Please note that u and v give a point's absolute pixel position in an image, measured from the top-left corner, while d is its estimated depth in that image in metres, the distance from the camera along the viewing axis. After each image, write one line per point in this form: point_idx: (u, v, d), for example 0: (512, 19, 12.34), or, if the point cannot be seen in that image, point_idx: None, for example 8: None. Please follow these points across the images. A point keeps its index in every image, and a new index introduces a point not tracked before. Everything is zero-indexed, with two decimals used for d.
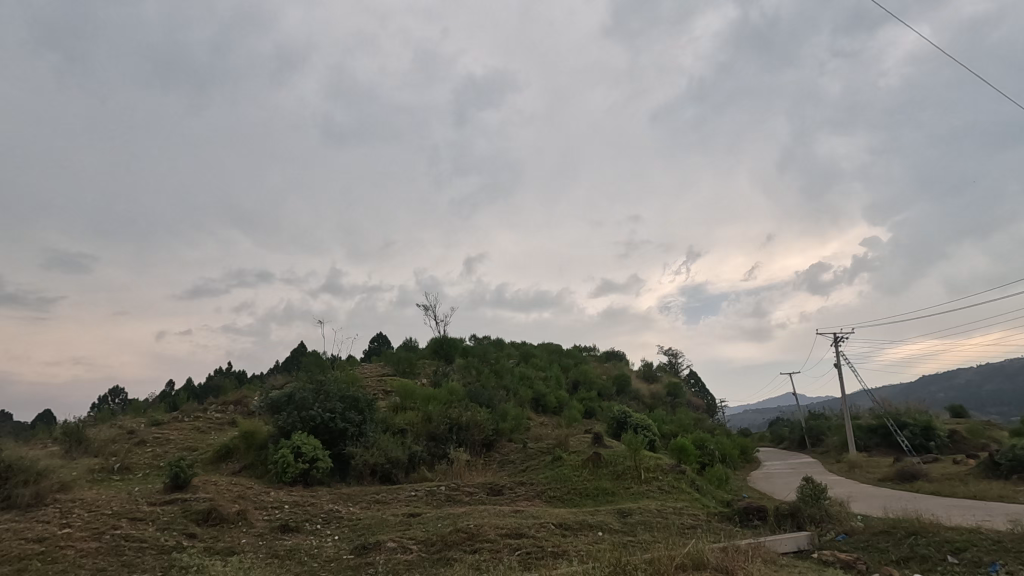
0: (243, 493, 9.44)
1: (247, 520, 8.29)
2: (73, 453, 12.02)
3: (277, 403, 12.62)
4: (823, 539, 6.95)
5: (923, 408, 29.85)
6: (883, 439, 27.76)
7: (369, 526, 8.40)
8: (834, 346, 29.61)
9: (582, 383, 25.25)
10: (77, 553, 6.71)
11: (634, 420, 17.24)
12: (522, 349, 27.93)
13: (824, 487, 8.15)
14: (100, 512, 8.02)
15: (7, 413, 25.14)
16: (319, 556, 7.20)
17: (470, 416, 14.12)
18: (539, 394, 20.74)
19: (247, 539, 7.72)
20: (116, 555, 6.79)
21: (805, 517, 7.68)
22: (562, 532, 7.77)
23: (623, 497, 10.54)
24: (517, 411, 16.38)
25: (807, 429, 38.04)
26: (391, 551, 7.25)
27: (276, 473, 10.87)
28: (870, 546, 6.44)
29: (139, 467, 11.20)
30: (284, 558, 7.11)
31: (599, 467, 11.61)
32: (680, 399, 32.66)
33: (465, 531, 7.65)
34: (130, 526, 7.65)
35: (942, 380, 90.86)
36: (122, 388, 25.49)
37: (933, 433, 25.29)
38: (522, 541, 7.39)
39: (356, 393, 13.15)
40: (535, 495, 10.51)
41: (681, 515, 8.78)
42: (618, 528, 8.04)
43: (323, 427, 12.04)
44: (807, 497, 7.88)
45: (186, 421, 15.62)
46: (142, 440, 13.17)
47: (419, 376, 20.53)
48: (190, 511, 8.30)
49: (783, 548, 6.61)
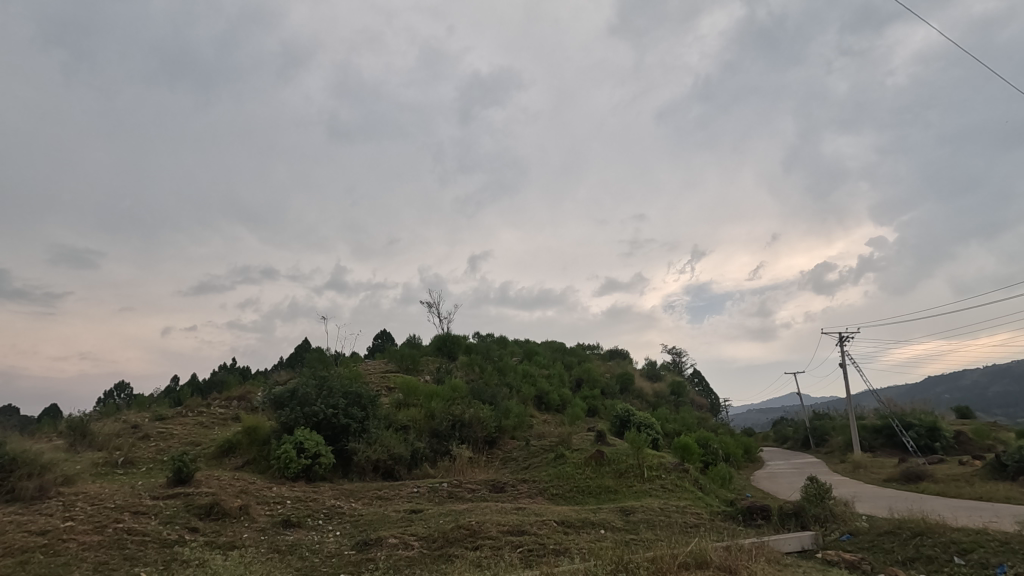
0: (246, 488, 9.45)
1: (249, 515, 8.29)
2: (77, 447, 12.07)
3: (280, 398, 12.63)
4: (828, 538, 6.90)
5: (928, 409, 29.72)
6: (888, 439, 27.59)
7: (371, 522, 8.39)
8: (840, 346, 29.48)
9: (585, 381, 25.19)
10: (79, 547, 6.73)
11: (637, 419, 17.19)
12: (525, 347, 27.92)
13: (829, 487, 8.08)
14: (103, 506, 8.03)
15: (14, 408, 25.28)
16: (320, 552, 7.19)
17: (473, 413, 14.10)
18: (542, 392, 20.71)
19: (248, 534, 7.73)
20: (118, 549, 6.80)
21: (809, 516, 7.62)
22: (564, 529, 7.73)
23: (625, 495, 10.50)
24: (520, 409, 16.36)
25: (812, 429, 37.84)
26: (392, 547, 7.24)
27: (278, 468, 10.88)
28: (875, 546, 6.38)
29: (143, 462, 11.23)
30: (285, 553, 7.10)
31: (602, 465, 11.57)
32: (684, 398, 32.56)
33: (466, 528, 7.63)
34: (132, 520, 7.66)
35: (947, 381, 90.27)
36: (128, 384, 25.61)
37: (939, 434, 25.11)
38: (524, 538, 7.36)
39: (359, 390, 13.15)
40: (537, 493, 10.48)
41: (684, 513, 8.73)
42: (620, 526, 8.00)
43: (326, 423, 12.05)
44: (811, 497, 7.82)
45: (190, 417, 15.66)
46: (146, 435, 13.21)
47: (422, 373, 20.55)
48: (193, 505, 8.31)
49: (787, 548, 6.55)
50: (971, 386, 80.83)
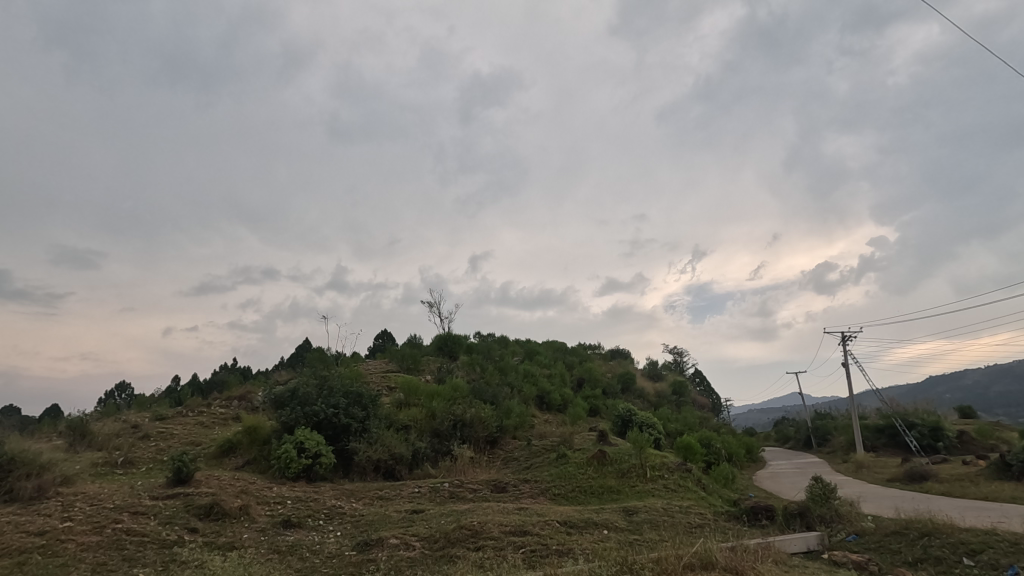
0: (246, 488, 9.38)
1: (249, 515, 8.23)
2: (77, 447, 12.02)
3: (281, 398, 12.58)
4: (834, 539, 6.82)
5: (931, 408, 29.62)
6: (890, 439, 27.50)
7: (372, 522, 8.32)
8: (842, 345, 29.40)
9: (587, 381, 25.12)
10: (77, 547, 6.66)
11: (639, 418, 17.12)
12: (526, 346, 27.85)
13: (834, 487, 8.00)
14: (102, 506, 7.97)
15: (15, 408, 25.29)
16: (321, 552, 7.12)
17: (474, 413, 14.03)
18: (543, 392, 20.64)
19: (248, 535, 7.67)
20: (116, 549, 6.74)
21: (814, 517, 7.54)
22: (567, 530, 7.66)
23: (628, 496, 10.42)
24: (521, 408, 16.30)
25: (813, 429, 37.73)
26: (393, 548, 7.17)
27: (279, 468, 10.81)
28: (882, 547, 6.30)
29: (142, 462, 11.18)
30: (285, 554, 7.03)
31: (604, 465, 11.48)
32: (685, 398, 32.47)
33: (468, 528, 7.56)
34: (132, 520, 7.60)
35: (949, 381, 90.14)
36: (129, 384, 25.58)
37: (941, 434, 25.01)
38: (526, 539, 7.29)
39: (359, 389, 13.09)
40: (539, 493, 10.41)
41: (688, 514, 8.64)
42: (623, 526, 7.92)
43: (326, 422, 11.98)
44: (816, 497, 7.74)
45: (191, 416, 15.59)
46: (146, 435, 13.16)
47: (423, 372, 20.50)
48: (192, 505, 8.25)
49: (793, 548, 6.48)
50: (973, 386, 80.69)
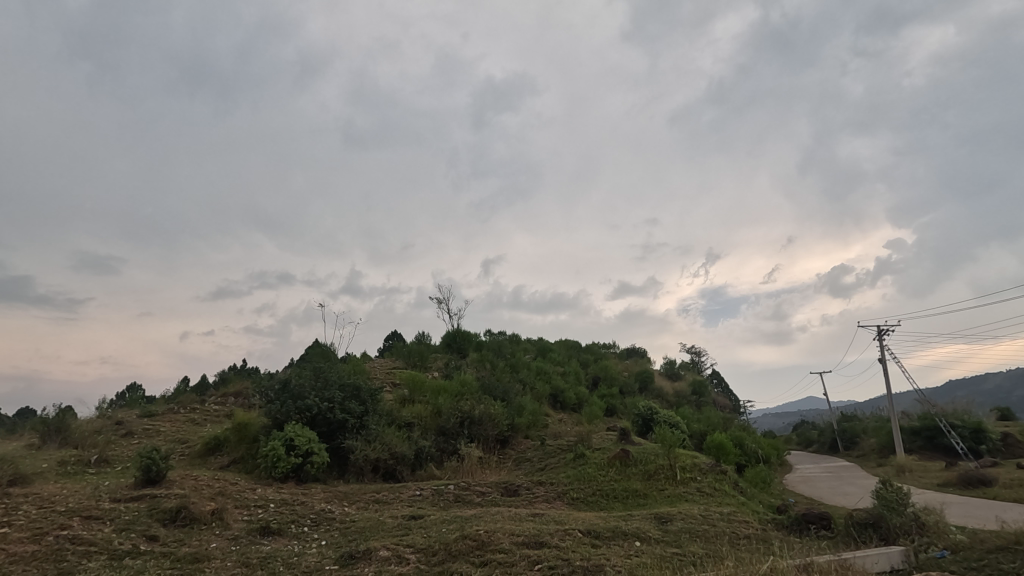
0: (224, 490, 8.25)
1: (222, 521, 7.14)
2: (52, 444, 11.05)
3: (272, 389, 11.46)
4: (922, 556, 5.56)
5: (970, 408, 27.92)
6: (929, 441, 25.83)
7: (363, 530, 7.20)
8: (878, 340, 27.48)
9: (603, 379, 23.78)
10: (6, 559, 5.59)
11: (661, 417, 15.83)
12: (540, 344, 26.59)
13: (909, 492, 6.68)
14: (52, 509, 6.91)
15: (25, 411, 24.88)
16: (297, 567, 5.98)
17: (484, 410, 12.79)
18: (556, 390, 19.41)
19: (217, 544, 6.56)
20: (54, 561, 5.66)
21: (891, 528, 6.24)
22: (592, 541, 6.45)
23: (656, 500, 9.22)
24: (533, 406, 15.10)
25: (840, 432, 35.96)
26: (382, 562, 5.99)
27: (266, 468, 9.75)
28: (989, 567, 5.03)
29: (119, 461, 10.17)
30: (254, 568, 5.90)
31: (628, 466, 10.19)
32: (705, 397, 30.82)
33: (472, 539, 6.36)
34: (82, 527, 6.52)
35: (974, 384, 87.09)
36: (136, 385, 24.97)
37: (985, 436, 23.38)
38: (542, 552, 6.09)
39: (357, 382, 12.00)
40: (555, 497, 9.20)
41: (733, 523, 7.35)
42: (658, 537, 6.68)
43: (321, 418, 10.89)
44: (891, 502, 6.42)
45: (182, 413, 14.68)
46: (129, 432, 12.13)
47: (430, 368, 19.42)
48: (157, 509, 7.17)
49: (875, 568, 5.25)
50: (999, 390, 77.92)
